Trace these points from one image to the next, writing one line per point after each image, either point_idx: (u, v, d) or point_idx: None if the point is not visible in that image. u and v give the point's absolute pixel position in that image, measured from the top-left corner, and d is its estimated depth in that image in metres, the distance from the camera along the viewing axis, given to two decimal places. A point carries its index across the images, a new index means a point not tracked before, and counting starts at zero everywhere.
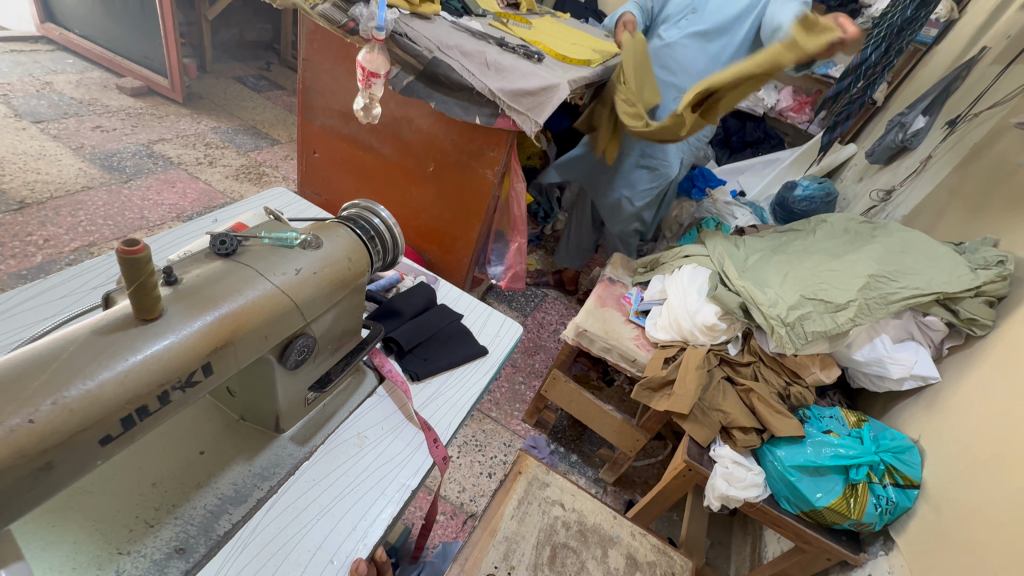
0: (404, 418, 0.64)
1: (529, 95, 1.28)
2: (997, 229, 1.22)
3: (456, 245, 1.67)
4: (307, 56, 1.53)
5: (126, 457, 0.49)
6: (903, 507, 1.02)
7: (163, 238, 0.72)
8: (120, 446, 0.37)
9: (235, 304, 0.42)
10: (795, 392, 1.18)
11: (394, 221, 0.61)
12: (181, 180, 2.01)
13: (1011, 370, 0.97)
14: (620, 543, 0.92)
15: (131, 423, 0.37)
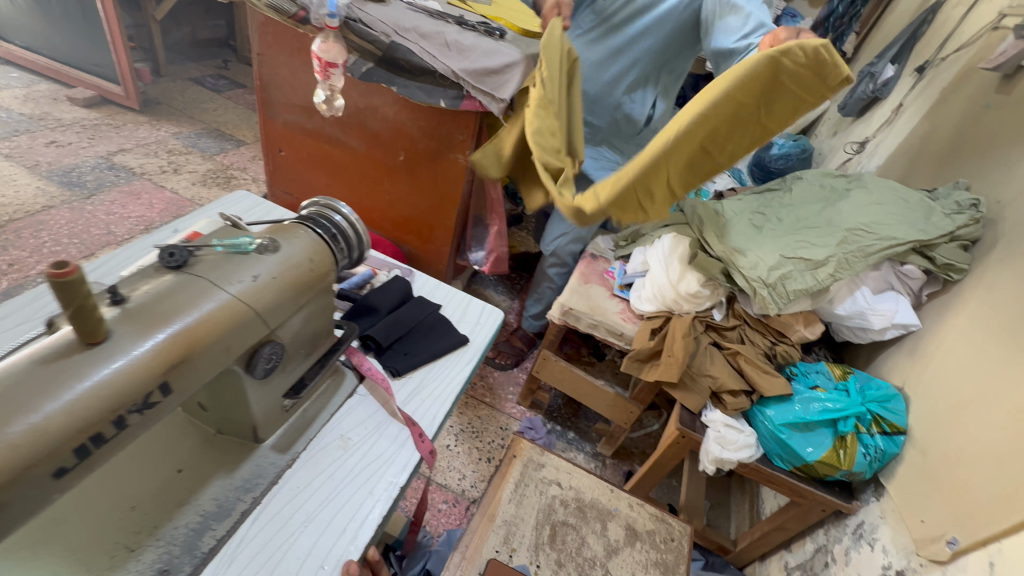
0: (388, 415, 0.63)
1: (493, 75, 1.25)
2: (968, 171, 1.23)
3: (435, 234, 1.65)
4: (261, 51, 1.47)
5: (96, 483, 0.47)
6: (892, 454, 1.04)
7: (120, 255, 0.69)
8: (78, 478, 0.36)
9: (190, 318, 0.41)
10: (781, 350, 1.19)
11: (356, 217, 0.59)
12: (146, 191, 1.95)
13: (989, 311, 0.99)
14: (619, 515, 0.93)
15: (87, 453, 0.35)
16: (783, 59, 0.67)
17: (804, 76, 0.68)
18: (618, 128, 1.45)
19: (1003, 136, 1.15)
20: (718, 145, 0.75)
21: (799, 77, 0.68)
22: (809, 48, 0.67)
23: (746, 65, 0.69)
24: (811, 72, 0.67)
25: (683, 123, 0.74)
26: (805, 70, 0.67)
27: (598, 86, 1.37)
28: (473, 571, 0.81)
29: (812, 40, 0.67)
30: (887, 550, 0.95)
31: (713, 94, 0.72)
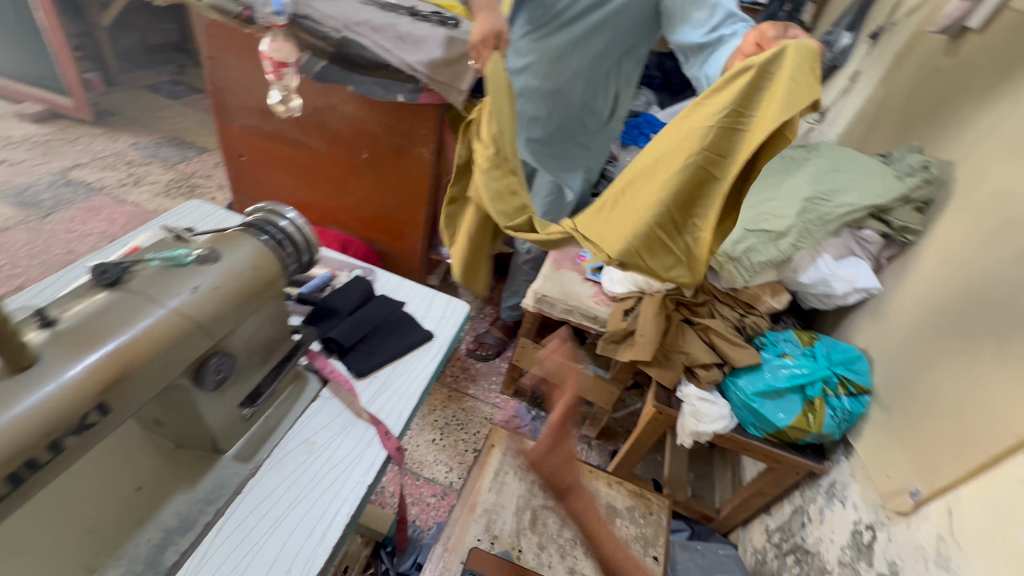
0: (353, 416, 0.63)
1: (449, 66, 1.23)
2: (920, 134, 1.26)
3: (406, 231, 1.64)
4: (210, 54, 1.42)
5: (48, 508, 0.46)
6: (858, 415, 1.07)
7: (65, 275, 0.69)
8: (15, 505, 0.35)
9: (125, 336, 0.40)
10: (751, 322, 1.21)
11: (303, 220, 0.59)
12: (107, 206, 1.88)
13: (943, 269, 1.02)
14: (599, 494, 0.95)
15: (22, 479, 0.35)
16: (764, 72, 0.69)
17: (795, 79, 0.67)
18: (581, 120, 1.33)
19: (952, 97, 1.17)
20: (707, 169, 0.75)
21: (783, 81, 0.67)
22: (784, 50, 0.68)
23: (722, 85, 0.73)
24: (797, 73, 0.67)
25: (668, 150, 0.78)
26: (784, 77, 0.68)
27: (555, 82, 1.26)
28: (457, 561, 0.82)
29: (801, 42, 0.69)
30: (858, 506, 0.99)
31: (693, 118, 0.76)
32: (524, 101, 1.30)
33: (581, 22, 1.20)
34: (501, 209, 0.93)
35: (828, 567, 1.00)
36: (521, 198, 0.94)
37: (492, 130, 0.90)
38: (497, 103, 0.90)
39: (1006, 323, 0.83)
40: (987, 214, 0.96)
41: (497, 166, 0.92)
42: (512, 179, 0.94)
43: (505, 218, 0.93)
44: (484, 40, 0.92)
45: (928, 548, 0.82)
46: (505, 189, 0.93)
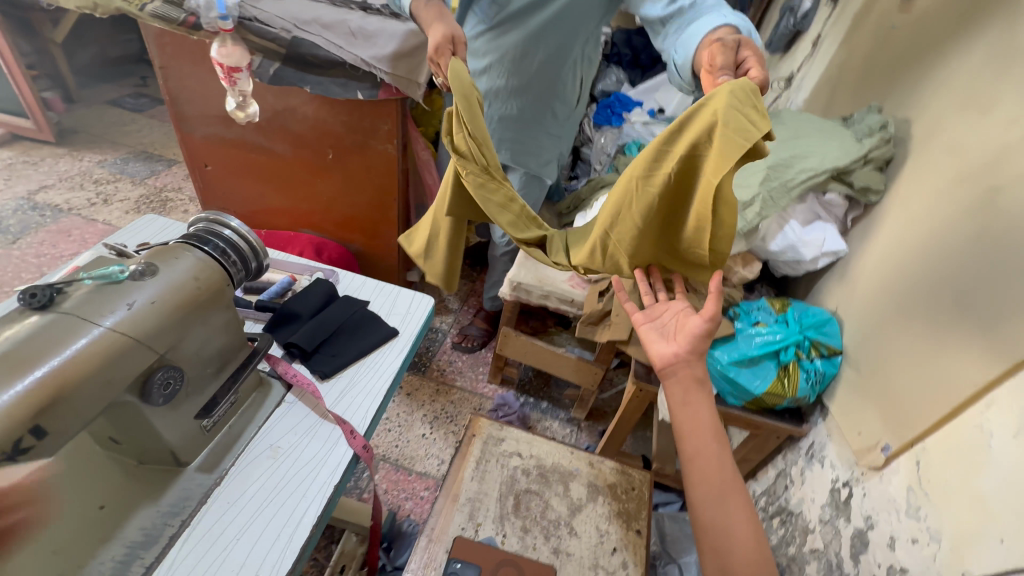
0: (319, 417, 0.64)
1: (405, 58, 1.21)
2: (880, 93, 1.26)
3: (379, 229, 1.64)
4: (163, 64, 1.39)
5: None
6: (831, 375, 1.09)
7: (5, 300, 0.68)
8: None
9: (56, 360, 0.41)
10: (723, 293, 1.24)
11: (247, 228, 0.59)
12: (77, 226, 1.83)
13: (905, 228, 1.02)
14: (580, 474, 0.96)
15: None
16: (710, 120, 0.69)
17: (740, 123, 0.66)
18: (550, 109, 1.31)
19: (908, 55, 1.17)
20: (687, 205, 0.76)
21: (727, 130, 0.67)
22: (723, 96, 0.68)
23: (671, 131, 0.73)
24: (743, 119, 0.66)
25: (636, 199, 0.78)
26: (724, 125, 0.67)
27: (522, 77, 1.22)
28: (441, 551, 0.83)
29: (740, 86, 0.68)
30: (835, 465, 1.02)
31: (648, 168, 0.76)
32: (494, 103, 1.26)
33: (538, 15, 1.15)
34: (507, 221, 0.88)
35: (810, 526, 1.03)
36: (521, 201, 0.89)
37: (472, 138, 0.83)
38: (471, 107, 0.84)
39: (963, 275, 0.85)
40: (942, 169, 0.97)
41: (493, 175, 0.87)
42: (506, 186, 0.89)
43: (511, 228, 0.89)
44: (440, 50, 0.89)
45: (899, 499, 0.84)
46: (505, 199, 0.88)
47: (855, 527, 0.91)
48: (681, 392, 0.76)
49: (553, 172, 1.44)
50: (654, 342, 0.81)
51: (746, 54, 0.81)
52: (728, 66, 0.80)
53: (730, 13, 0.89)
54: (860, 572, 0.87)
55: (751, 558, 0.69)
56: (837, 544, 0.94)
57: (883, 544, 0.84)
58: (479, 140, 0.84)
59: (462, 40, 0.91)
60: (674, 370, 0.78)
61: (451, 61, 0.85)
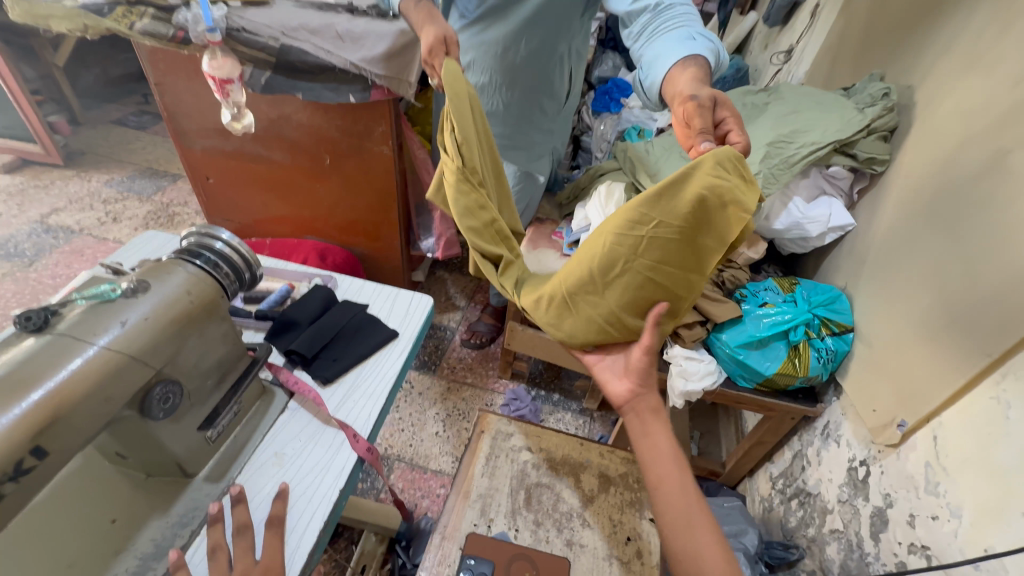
0: (321, 424, 0.64)
1: (393, 58, 1.20)
2: (881, 61, 1.22)
3: (381, 231, 1.64)
4: (158, 80, 1.41)
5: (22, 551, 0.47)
6: (843, 353, 1.07)
7: None
8: None
9: (51, 382, 0.41)
10: (729, 276, 1.20)
11: (238, 239, 0.59)
12: (89, 246, 1.86)
13: (913, 199, 0.99)
14: (591, 465, 0.96)
15: None
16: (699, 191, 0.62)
17: (732, 190, 0.62)
18: (540, 105, 1.30)
19: (909, 19, 1.13)
20: (665, 272, 0.68)
21: (722, 198, 0.62)
22: (712, 166, 0.62)
23: (653, 194, 0.64)
24: (735, 189, 0.62)
25: (610, 258, 0.68)
26: (719, 191, 0.62)
27: (508, 73, 1.21)
28: (455, 549, 0.84)
29: (728, 156, 0.63)
30: (851, 444, 1.00)
31: (628, 231, 0.67)
32: (480, 100, 1.25)
33: (519, 10, 1.13)
34: (470, 226, 0.78)
35: (829, 507, 1.01)
36: (490, 212, 0.79)
37: (455, 139, 0.74)
38: (460, 106, 0.76)
39: (973, 244, 0.82)
40: (948, 135, 0.94)
41: (467, 180, 0.76)
42: (482, 192, 0.78)
43: (473, 236, 0.79)
44: (433, 51, 0.87)
45: (918, 476, 0.83)
46: (476, 204, 0.77)
47: (874, 506, 0.90)
48: (638, 421, 0.73)
49: (546, 165, 1.46)
50: (610, 381, 0.77)
51: (723, 116, 0.75)
52: (707, 129, 0.74)
53: (698, 33, 0.87)
54: (880, 551, 0.86)
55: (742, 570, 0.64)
56: (856, 524, 0.93)
57: (903, 522, 0.83)
58: (461, 143, 0.74)
59: (454, 41, 0.89)
60: (633, 407, 0.74)
61: (446, 62, 0.79)
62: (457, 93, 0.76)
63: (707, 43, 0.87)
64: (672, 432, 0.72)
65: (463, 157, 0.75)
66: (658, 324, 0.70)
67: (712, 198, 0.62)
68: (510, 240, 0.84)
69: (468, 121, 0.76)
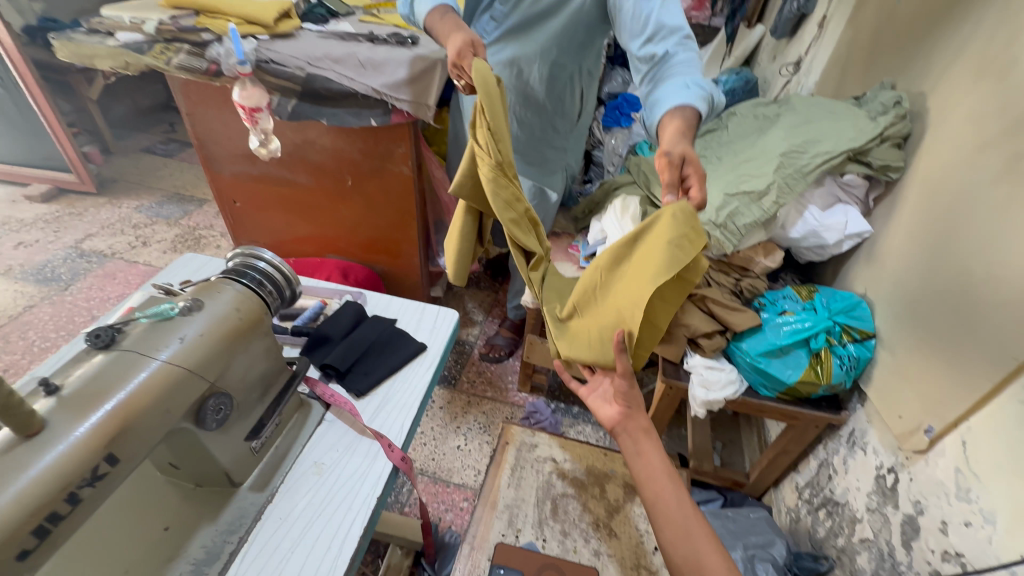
0: (357, 434, 0.67)
1: (412, 83, 1.25)
2: (891, 69, 1.23)
3: (401, 248, 1.68)
4: (190, 111, 1.48)
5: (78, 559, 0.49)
6: (866, 359, 1.06)
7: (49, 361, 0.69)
8: (44, 556, 0.41)
9: (123, 394, 0.45)
10: (747, 285, 1.22)
11: (280, 259, 0.63)
12: (120, 269, 1.92)
13: (930, 205, 1.00)
14: (616, 475, 0.97)
15: (46, 531, 0.40)
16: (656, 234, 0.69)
17: (682, 237, 0.66)
18: (552, 124, 1.35)
19: (917, 28, 1.15)
20: (627, 307, 0.70)
21: (671, 241, 0.66)
22: (669, 215, 0.68)
23: (630, 238, 0.73)
24: (686, 237, 0.67)
25: (593, 286, 0.77)
26: (668, 235, 0.67)
27: (522, 92, 1.26)
28: (484, 558, 0.85)
29: (684, 209, 0.67)
30: (878, 451, 0.99)
31: (607, 268, 0.75)
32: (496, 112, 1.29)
33: (541, 29, 1.19)
34: (511, 218, 0.79)
35: (858, 515, 1.00)
36: (524, 200, 0.81)
37: (490, 132, 0.76)
38: (492, 101, 0.76)
39: (993, 247, 0.83)
40: (963, 141, 0.95)
41: (504, 172, 0.78)
42: (516, 185, 0.80)
43: (514, 228, 0.80)
44: (462, 55, 0.91)
45: (948, 482, 0.82)
46: (512, 197, 0.79)
47: (904, 513, 0.89)
48: (631, 441, 0.76)
49: (563, 181, 1.48)
50: (600, 405, 0.80)
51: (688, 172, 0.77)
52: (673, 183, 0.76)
53: (693, 82, 0.87)
54: (913, 560, 0.85)
55: None
56: (887, 533, 0.92)
57: (935, 529, 0.82)
58: (496, 135, 0.76)
59: (482, 44, 0.93)
60: (624, 428, 0.77)
61: (474, 62, 0.80)
62: (489, 89, 0.77)
63: (699, 93, 0.87)
64: (663, 448, 0.76)
65: (500, 149, 0.76)
66: (623, 350, 0.70)
67: (665, 238, 0.67)
68: (539, 229, 0.86)
69: (502, 117, 0.77)
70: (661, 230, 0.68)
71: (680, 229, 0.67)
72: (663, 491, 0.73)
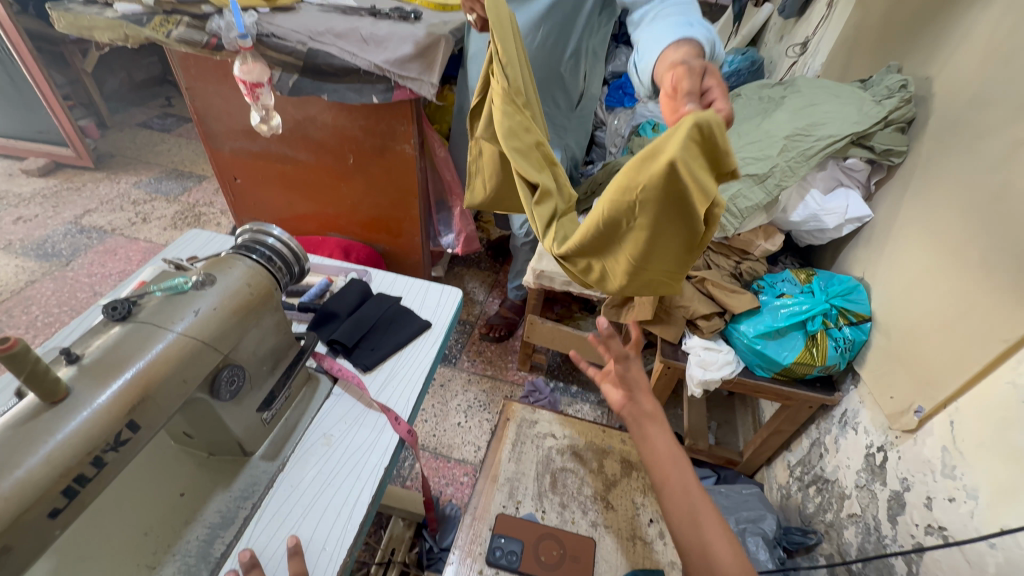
0: (364, 407, 0.69)
1: (414, 59, 1.23)
2: (898, 52, 1.22)
3: (403, 227, 1.68)
4: (190, 85, 1.46)
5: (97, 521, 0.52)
6: (861, 342, 1.09)
7: (66, 330, 0.71)
8: (73, 515, 0.43)
9: (142, 362, 0.46)
10: (746, 268, 1.25)
11: (288, 236, 0.64)
12: (121, 245, 1.92)
13: (932, 190, 1.00)
14: (614, 451, 1.00)
15: (74, 492, 0.42)
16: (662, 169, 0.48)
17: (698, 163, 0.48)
18: (553, 101, 1.33)
19: (926, 10, 1.13)
20: (669, 240, 0.57)
21: (689, 175, 0.47)
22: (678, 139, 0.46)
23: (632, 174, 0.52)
24: (700, 160, 0.48)
25: (607, 233, 0.59)
26: (682, 171, 0.47)
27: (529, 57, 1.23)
28: (485, 528, 0.88)
29: (692, 122, 0.45)
30: (868, 430, 1.02)
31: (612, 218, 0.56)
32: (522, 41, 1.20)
33: None
34: (515, 147, 0.68)
35: (846, 492, 1.03)
36: (536, 134, 0.70)
37: (497, 57, 0.69)
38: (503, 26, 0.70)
39: (992, 234, 0.84)
40: (968, 126, 0.95)
41: (510, 101, 0.69)
42: (526, 117, 0.71)
43: (518, 159, 0.67)
44: None
45: (935, 460, 0.85)
46: (520, 125, 0.69)
47: (891, 490, 0.92)
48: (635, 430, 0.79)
49: (566, 162, 1.48)
50: (608, 390, 0.84)
51: (712, 83, 0.63)
52: (693, 91, 0.61)
53: (692, 25, 0.78)
54: (897, 533, 0.88)
55: (740, 558, 0.68)
56: (874, 508, 0.95)
57: (921, 504, 0.85)
58: (503, 62, 0.69)
59: None
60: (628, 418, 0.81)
61: None
62: (501, 15, 0.70)
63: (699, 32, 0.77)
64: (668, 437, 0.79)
65: (508, 74, 0.69)
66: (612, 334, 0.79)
67: (686, 168, 0.47)
68: (555, 169, 0.73)
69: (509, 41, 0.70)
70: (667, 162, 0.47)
71: (698, 151, 0.47)
72: (660, 460, 0.76)
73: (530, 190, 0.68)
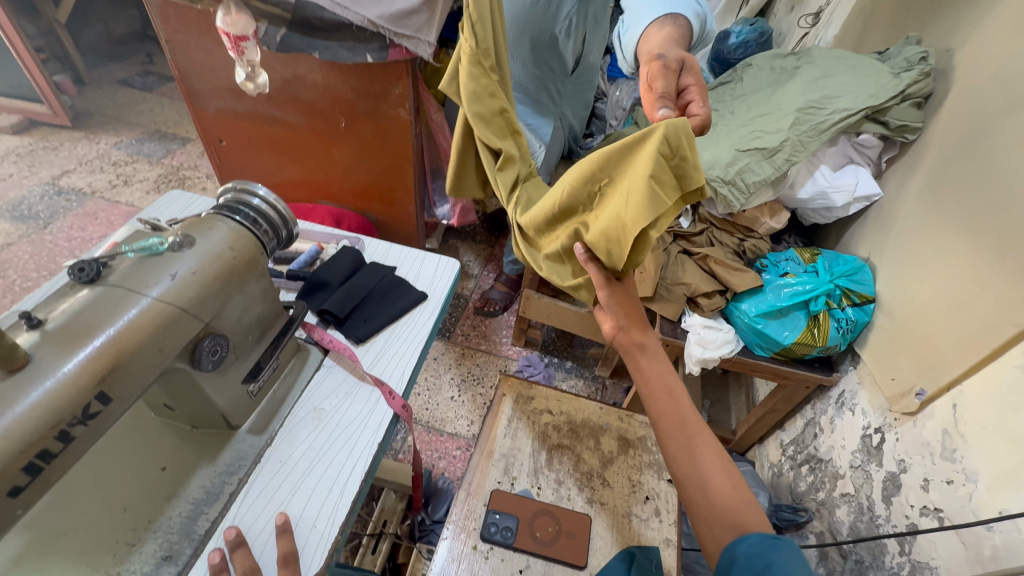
0: (358, 380, 0.66)
1: (411, 15, 1.15)
2: (917, 23, 1.17)
3: (397, 196, 1.63)
4: (169, 37, 1.37)
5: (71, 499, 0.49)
6: (863, 323, 1.07)
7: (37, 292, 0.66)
8: (37, 493, 0.40)
9: (113, 329, 0.42)
10: (750, 246, 1.22)
11: (275, 197, 0.59)
12: (102, 209, 1.79)
13: (948, 169, 0.96)
14: (610, 428, 0.98)
15: (38, 469, 0.39)
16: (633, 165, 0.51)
17: (663, 181, 0.50)
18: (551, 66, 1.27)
19: None
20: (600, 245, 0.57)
21: (645, 185, 0.49)
22: (655, 143, 0.49)
23: (609, 161, 0.55)
24: (664, 177, 0.50)
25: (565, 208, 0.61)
26: (643, 178, 0.49)
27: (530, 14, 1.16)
28: (479, 504, 0.87)
29: (674, 134, 0.49)
30: (866, 412, 1.01)
31: (573, 194, 0.59)
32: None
33: None
34: (476, 112, 0.66)
35: (840, 472, 1.04)
36: (501, 100, 0.67)
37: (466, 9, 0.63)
38: None
39: (1006, 215, 0.81)
40: (989, 101, 0.91)
41: (476, 62, 0.65)
42: (494, 81, 0.67)
43: (479, 126, 0.66)
44: None
45: (934, 442, 0.84)
46: (485, 90, 0.66)
47: (888, 471, 0.92)
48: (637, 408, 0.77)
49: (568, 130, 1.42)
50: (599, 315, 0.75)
51: (688, 82, 0.68)
52: (670, 91, 0.66)
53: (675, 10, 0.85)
54: (891, 514, 0.88)
55: None
56: (868, 489, 0.95)
57: (917, 486, 0.85)
58: (473, 17, 0.63)
59: None
60: None
61: None
62: None
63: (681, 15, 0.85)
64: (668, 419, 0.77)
65: (477, 32, 0.63)
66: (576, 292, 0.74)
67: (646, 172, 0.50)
68: (521, 139, 0.71)
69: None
70: (640, 158, 0.50)
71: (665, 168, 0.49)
72: None
73: (493, 156, 0.69)
